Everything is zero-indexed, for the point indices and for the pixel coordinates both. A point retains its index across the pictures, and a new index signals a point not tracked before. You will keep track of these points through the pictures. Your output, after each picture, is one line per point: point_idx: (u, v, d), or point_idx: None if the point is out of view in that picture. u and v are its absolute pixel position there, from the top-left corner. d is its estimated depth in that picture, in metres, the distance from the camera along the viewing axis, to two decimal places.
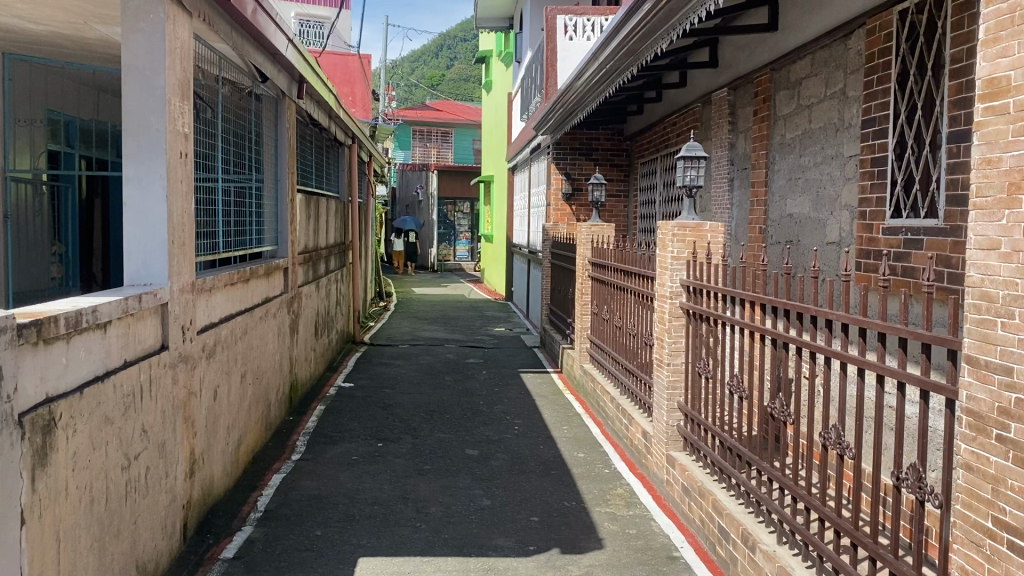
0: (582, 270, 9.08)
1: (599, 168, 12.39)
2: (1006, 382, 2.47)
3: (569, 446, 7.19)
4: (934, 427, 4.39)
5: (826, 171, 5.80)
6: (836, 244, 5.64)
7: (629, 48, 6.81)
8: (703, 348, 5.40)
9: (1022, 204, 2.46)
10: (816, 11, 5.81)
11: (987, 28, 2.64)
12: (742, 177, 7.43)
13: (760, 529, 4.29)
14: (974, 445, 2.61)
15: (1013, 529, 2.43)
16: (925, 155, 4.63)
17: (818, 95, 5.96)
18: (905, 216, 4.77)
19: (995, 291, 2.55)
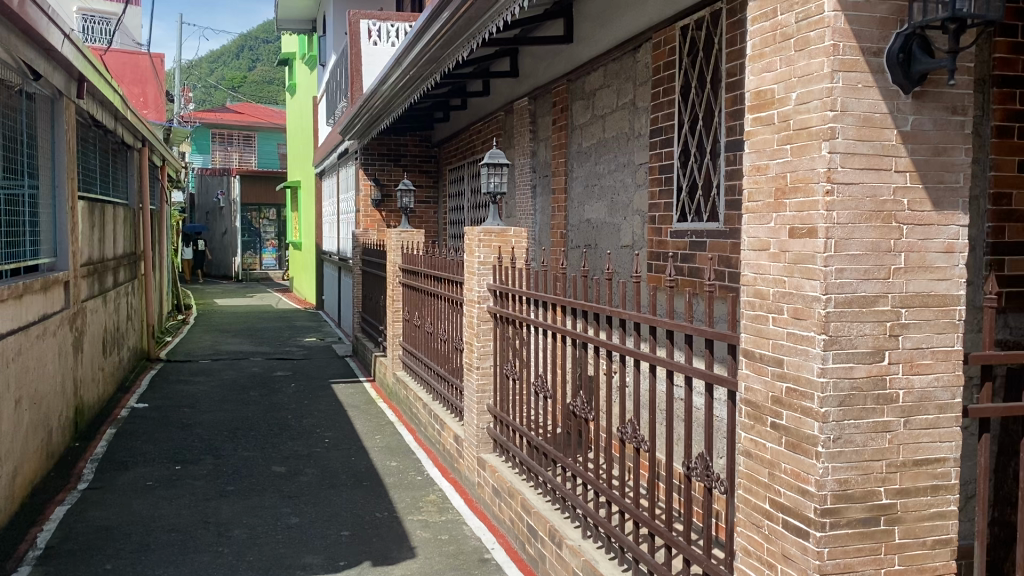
0: (392, 276, 9.00)
1: (407, 174, 12.35)
2: (777, 372, 2.68)
3: (382, 456, 7.08)
4: (718, 416, 4.71)
5: (620, 178, 6.07)
6: (629, 246, 5.91)
7: (432, 55, 6.81)
8: (510, 350, 5.48)
9: (787, 207, 2.67)
10: (607, 24, 6.08)
11: (752, 45, 2.85)
12: (543, 183, 7.65)
13: (566, 525, 4.41)
14: (752, 433, 2.80)
15: (787, 509, 2.62)
16: (706, 162, 4.95)
17: (611, 106, 6.23)
18: (690, 220, 5.08)
19: (766, 289, 2.75)
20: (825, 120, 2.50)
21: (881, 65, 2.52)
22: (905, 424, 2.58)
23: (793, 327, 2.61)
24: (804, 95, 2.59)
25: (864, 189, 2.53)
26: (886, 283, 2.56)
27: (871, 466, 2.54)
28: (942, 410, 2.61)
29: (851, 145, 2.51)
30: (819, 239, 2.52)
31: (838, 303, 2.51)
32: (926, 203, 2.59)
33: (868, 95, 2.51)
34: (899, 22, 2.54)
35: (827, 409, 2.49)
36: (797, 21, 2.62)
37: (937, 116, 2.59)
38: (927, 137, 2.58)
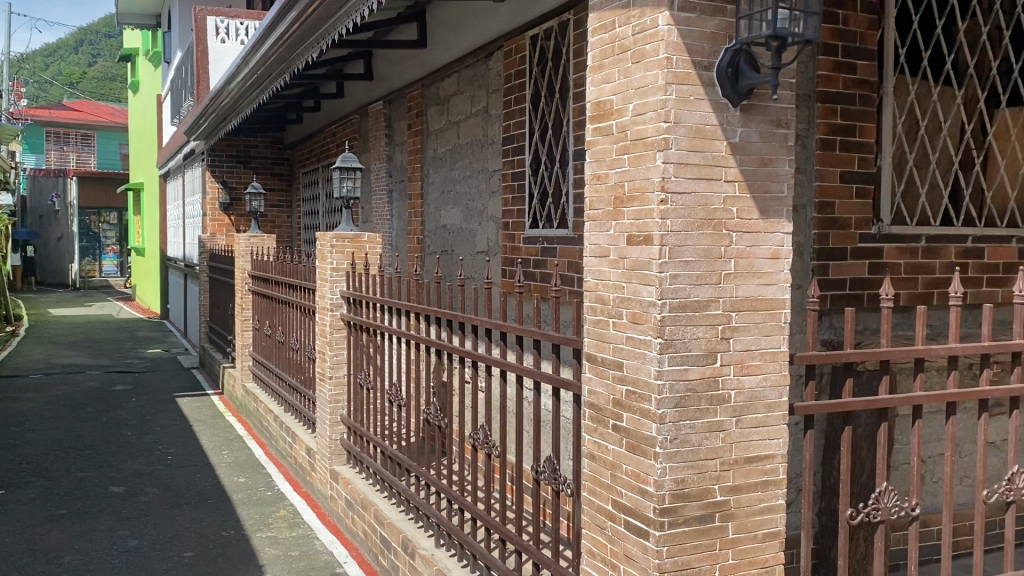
0: (242, 284, 8.67)
1: (258, 177, 11.96)
2: (618, 375, 2.76)
3: (229, 472, 6.79)
4: (565, 417, 4.83)
5: (474, 185, 6.08)
6: (484, 253, 5.93)
7: (281, 55, 6.61)
8: (364, 358, 5.38)
9: (625, 215, 2.75)
10: (460, 30, 6.09)
11: (593, 56, 2.93)
12: (399, 189, 7.57)
13: (419, 534, 4.37)
14: (596, 436, 2.88)
15: (628, 509, 2.70)
16: (556, 170, 5.04)
17: (465, 112, 6.24)
18: (542, 226, 5.15)
19: (607, 295, 2.84)
20: (660, 131, 2.58)
21: (711, 78, 2.62)
22: (736, 422, 2.69)
23: (632, 331, 2.69)
24: (641, 106, 2.67)
25: (697, 198, 2.62)
26: (718, 288, 2.66)
27: (706, 465, 2.63)
28: (770, 409, 2.74)
29: (684, 156, 2.59)
30: (655, 246, 2.60)
31: (673, 308, 2.59)
32: (754, 212, 2.72)
33: (699, 107, 2.60)
34: (728, 38, 2.64)
35: (664, 411, 2.57)
36: (634, 34, 2.70)
37: (763, 128, 2.72)
38: (753, 148, 2.70)
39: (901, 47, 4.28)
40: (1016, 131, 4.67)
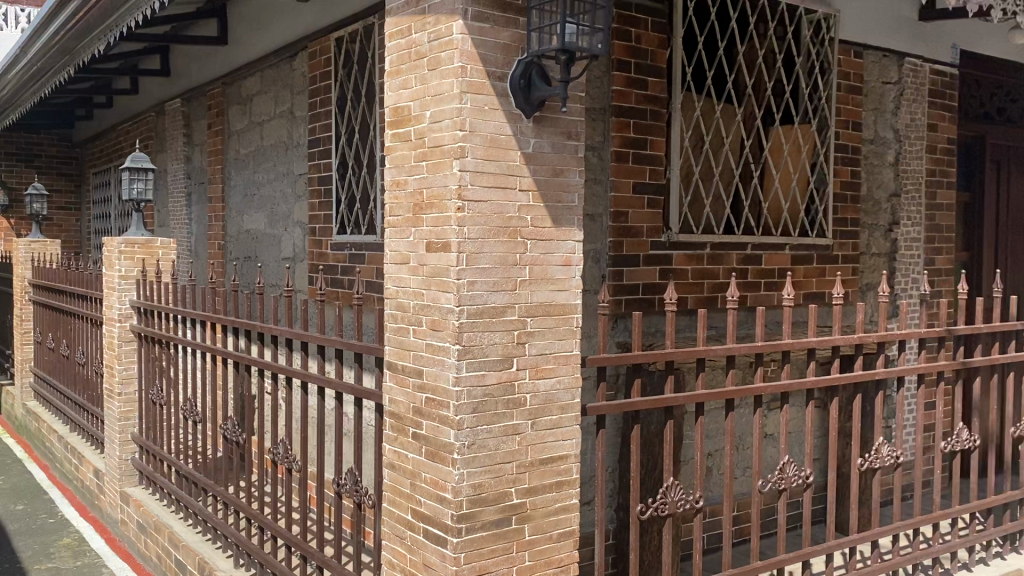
0: (21, 292, 7.94)
1: (42, 177, 11.02)
2: (418, 384, 2.75)
3: (5, 499, 6.18)
4: (367, 423, 4.78)
5: (278, 189, 5.89)
6: (290, 259, 5.75)
7: (64, 46, 6.11)
8: (157, 371, 5.06)
9: (424, 222, 2.74)
10: (263, 28, 5.88)
11: (391, 61, 2.91)
12: (199, 191, 7.20)
13: (217, 556, 4.16)
14: (396, 445, 2.85)
15: (427, 518, 2.69)
16: (364, 175, 4.97)
17: (268, 113, 6.03)
18: (349, 232, 5.06)
19: (406, 302, 2.82)
20: (455, 139, 2.59)
21: (505, 89, 2.66)
22: (531, 425, 2.74)
23: (431, 339, 2.69)
24: (437, 113, 2.67)
25: (492, 206, 2.65)
26: (514, 294, 2.70)
27: (502, 468, 2.66)
28: (564, 411, 2.82)
29: (479, 164, 2.61)
30: (452, 253, 2.60)
31: (470, 314, 2.60)
32: (547, 220, 2.79)
33: (494, 117, 2.63)
34: (520, 50, 2.69)
35: (461, 417, 2.58)
36: (429, 40, 2.70)
37: (555, 139, 2.79)
38: (546, 158, 2.77)
39: (687, 66, 4.56)
40: (787, 147, 5.03)
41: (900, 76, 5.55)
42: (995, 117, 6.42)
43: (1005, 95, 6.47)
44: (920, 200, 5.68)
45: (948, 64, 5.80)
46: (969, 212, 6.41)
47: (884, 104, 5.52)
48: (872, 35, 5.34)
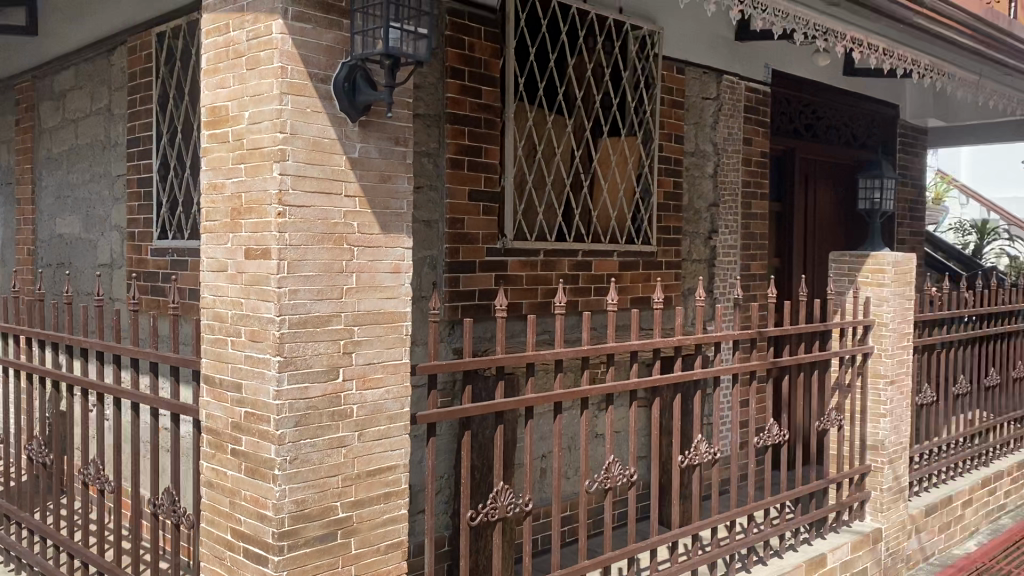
0: None
1: None
2: (236, 397, 2.64)
3: None
4: (186, 438, 4.54)
5: (94, 191, 5.51)
6: (107, 266, 5.40)
7: None
8: None
9: (243, 228, 2.63)
10: (76, 20, 5.49)
11: (208, 59, 2.78)
12: (5, 192, 6.64)
13: None
14: (213, 462, 2.73)
15: (247, 536, 2.59)
16: (187, 177, 4.74)
17: (83, 110, 5.64)
18: (173, 237, 4.81)
19: (225, 311, 2.70)
20: (275, 142, 2.50)
21: (329, 92, 2.58)
22: (358, 437, 2.68)
23: (251, 350, 2.58)
24: (256, 115, 2.57)
25: (316, 212, 2.57)
26: (339, 303, 2.63)
27: (327, 482, 2.59)
28: (392, 421, 2.77)
29: (301, 168, 2.53)
30: (272, 261, 2.50)
31: (292, 324, 2.52)
32: (375, 226, 2.72)
33: (316, 120, 2.55)
34: (344, 52, 2.63)
35: (283, 431, 2.49)
36: (248, 40, 2.60)
37: (382, 145, 2.73)
38: (372, 164, 2.71)
39: (519, 76, 4.64)
40: (615, 157, 5.23)
41: (719, 92, 5.88)
42: (803, 133, 6.90)
43: (811, 113, 6.95)
44: (737, 210, 6.03)
45: (761, 82, 6.19)
46: (780, 221, 6.88)
47: (703, 118, 5.85)
48: (692, 53, 5.62)
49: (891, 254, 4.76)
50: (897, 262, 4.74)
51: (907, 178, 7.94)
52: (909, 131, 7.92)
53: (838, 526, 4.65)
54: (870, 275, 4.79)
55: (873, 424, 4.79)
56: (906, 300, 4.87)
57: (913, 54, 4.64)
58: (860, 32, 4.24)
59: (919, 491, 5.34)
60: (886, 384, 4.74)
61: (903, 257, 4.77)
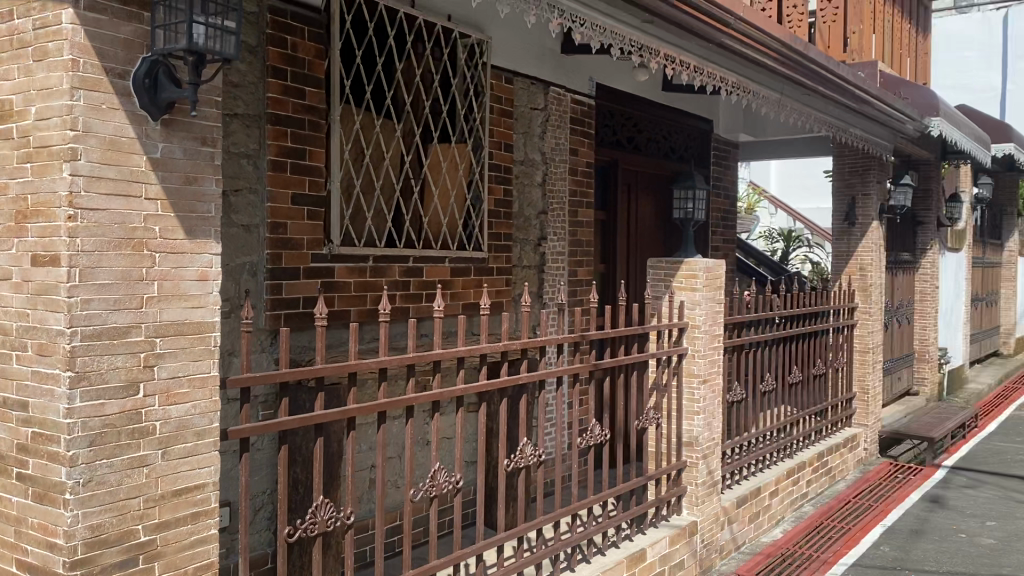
0: None
1: None
2: (22, 417, 2.42)
3: None
4: None
5: None
6: None
7: None
8: None
9: (28, 232, 2.42)
10: None
11: None
12: None
13: None
14: None
15: (35, 567, 2.38)
16: None
17: None
18: None
19: (8, 323, 2.47)
20: (65, 140, 2.32)
21: (126, 88, 2.42)
22: (162, 455, 2.52)
23: (38, 365, 2.38)
24: (43, 110, 2.37)
25: (112, 216, 2.41)
26: (139, 313, 2.47)
27: (126, 505, 2.43)
28: (200, 437, 2.63)
29: (94, 168, 2.36)
30: (62, 268, 2.32)
31: (84, 336, 2.34)
32: (179, 231, 2.57)
33: (112, 117, 2.39)
34: (143, 46, 2.47)
35: (74, 452, 2.31)
36: (34, 29, 2.39)
37: (187, 145, 2.58)
38: (177, 165, 2.56)
39: (345, 79, 4.54)
40: (445, 164, 5.22)
41: (546, 103, 6.01)
42: (625, 145, 7.18)
43: (633, 125, 7.24)
44: (564, 217, 6.18)
45: (586, 95, 6.39)
46: (605, 229, 7.12)
47: (532, 128, 5.94)
48: (520, 63, 5.72)
49: (702, 260, 5.03)
50: (708, 268, 5.01)
51: (719, 189, 8.44)
52: (721, 145, 8.43)
53: (658, 521, 4.85)
54: (684, 280, 5.05)
55: (688, 422, 5.04)
56: (717, 303, 5.17)
57: (722, 71, 4.93)
58: (672, 49, 4.46)
59: (730, 484, 5.66)
60: (699, 383, 5.01)
61: (713, 263, 5.06)
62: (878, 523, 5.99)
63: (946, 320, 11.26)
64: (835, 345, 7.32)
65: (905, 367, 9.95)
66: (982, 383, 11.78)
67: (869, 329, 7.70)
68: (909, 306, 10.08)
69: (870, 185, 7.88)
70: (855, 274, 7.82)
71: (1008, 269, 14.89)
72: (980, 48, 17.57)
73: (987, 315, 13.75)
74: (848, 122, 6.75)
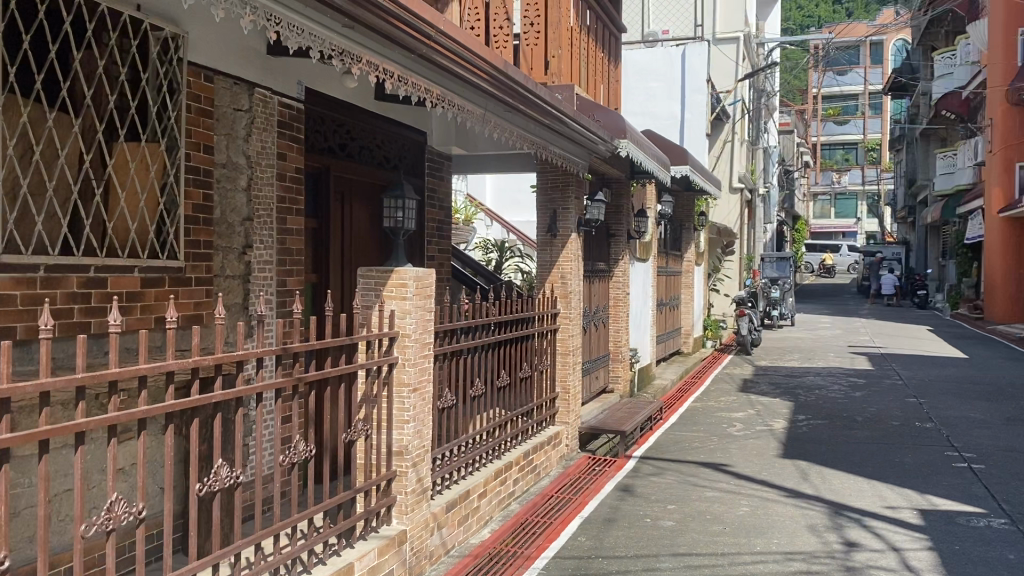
0: None
1: None
2: None
3: None
4: None
5: None
6: None
7: None
8: None
9: None
10: None
11: None
12: None
13: None
14: None
15: None
16: None
17: None
18: None
19: None
20: None
21: None
22: None
23: None
24: None
25: None
26: None
27: None
28: None
29: None
30: None
31: None
32: None
33: None
34: None
35: None
36: None
37: None
38: None
39: (9, 66, 4.00)
40: (133, 164, 4.77)
41: (250, 104, 5.71)
42: (337, 152, 7.07)
43: (345, 132, 7.15)
44: (272, 224, 5.93)
45: (294, 99, 6.18)
46: (317, 237, 6.93)
47: (235, 130, 5.60)
48: (219, 61, 5.40)
49: (411, 269, 5.06)
50: (417, 277, 5.05)
51: (433, 200, 8.60)
52: (434, 156, 8.60)
53: (367, 533, 4.81)
54: (394, 289, 5.04)
55: (398, 431, 5.03)
56: (426, 311, 5.23)
57: (425, 83, 4.98)
58: (375, 56, 4.43)
59: (440, 489, 5.74)
60: (409, 392, 5.03)
61: (422, 272, 5.11)
62: (577, 516, 6.39)
63: (637, 323, 12.35)
64: (540, 349, 7.73)
65: (602, 367, 10.78)
66: (666, 380, 13.06)
67: (571, 333, 8.23)
68: (605, 310, 10.93)
69: (570, 202, 8.40)
70: (558, 282, 8.31)
71: (687, 276, 16.70)
72: (663, 80, 19.58)
73: (670, 318, 15.29)
74: (548, 139, 7.14)
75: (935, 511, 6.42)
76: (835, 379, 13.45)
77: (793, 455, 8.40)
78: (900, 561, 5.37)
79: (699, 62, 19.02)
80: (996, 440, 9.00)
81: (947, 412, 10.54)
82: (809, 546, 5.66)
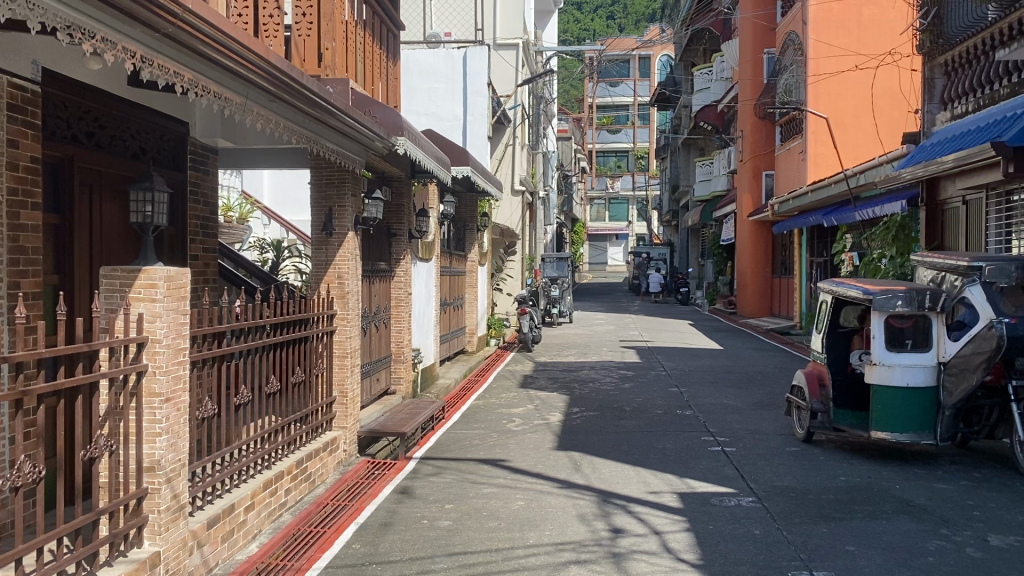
0: None
1: None
2: None
3: None
4: None
5: None
6: None
7: None
8: None
9: None
10: None
11: None
12: None
13: None
14: None
15: None
16: None
17: None
18: None
19: None
20: None
21: None
22: None
23: None
24: None
25: None
26: None
27: None
28: None
29: None
30: None
31: None
32: None
33: None
34: None
35: None
36: None
37: None
38: None
39: None
40: None
41: None
42: (82, 141, 6.42)
43: (93, 120, 6.52)
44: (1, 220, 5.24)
45: (28, 79, 5.49)
46: (58, 234, 6.25)
47: None
48: None
49: (162, 268, 4.68)
50: (169, 276, 4.68)
51: (196, 195, 8.09)
52: (197, 149, 8.09)
53: (112, 559, 4.37)
54: (142, 291, 4.63)
55: (149, 445, 4.62)
56: (180, 314, 4.83)
57: (173, 64, 4.58)
58: (111, 32, 4.01)
59: (201, 505, 5.35)
60: (160, 402, 4.63)
61: (174, 271, 4.74)
62: (351, 523, 6.20)
63: (419, 323, 12.28)
64: (316, 352, 7.46)
65: (383, 369, 10.61)
66: (450, 378, 13.11)
67: (349, 334, 8.00)
68: (386, 311, 10.76)
69: (345, 198, 8.16)
70: (334, 282, 8.05)
71: (470, 277, 16.86)
72: (446, 81, 19.62)
73: (453, 317, 15.37)
74: (320, 133, 6.86)
75: (692, 494, 6.84)
76: (608, 373, 14.11)
77: (567, 447, 8.67)
78: (660, 544, 5.66)
79: (480, 64, 19.30)
80: (745, 425, 9.77)
81: (705, 400, 11.32)
82: (578, 536, 5.84)
